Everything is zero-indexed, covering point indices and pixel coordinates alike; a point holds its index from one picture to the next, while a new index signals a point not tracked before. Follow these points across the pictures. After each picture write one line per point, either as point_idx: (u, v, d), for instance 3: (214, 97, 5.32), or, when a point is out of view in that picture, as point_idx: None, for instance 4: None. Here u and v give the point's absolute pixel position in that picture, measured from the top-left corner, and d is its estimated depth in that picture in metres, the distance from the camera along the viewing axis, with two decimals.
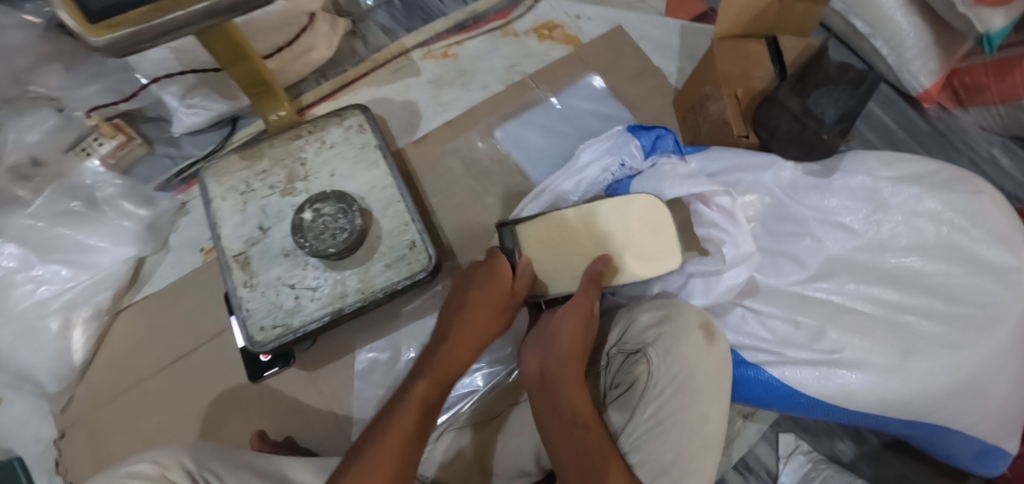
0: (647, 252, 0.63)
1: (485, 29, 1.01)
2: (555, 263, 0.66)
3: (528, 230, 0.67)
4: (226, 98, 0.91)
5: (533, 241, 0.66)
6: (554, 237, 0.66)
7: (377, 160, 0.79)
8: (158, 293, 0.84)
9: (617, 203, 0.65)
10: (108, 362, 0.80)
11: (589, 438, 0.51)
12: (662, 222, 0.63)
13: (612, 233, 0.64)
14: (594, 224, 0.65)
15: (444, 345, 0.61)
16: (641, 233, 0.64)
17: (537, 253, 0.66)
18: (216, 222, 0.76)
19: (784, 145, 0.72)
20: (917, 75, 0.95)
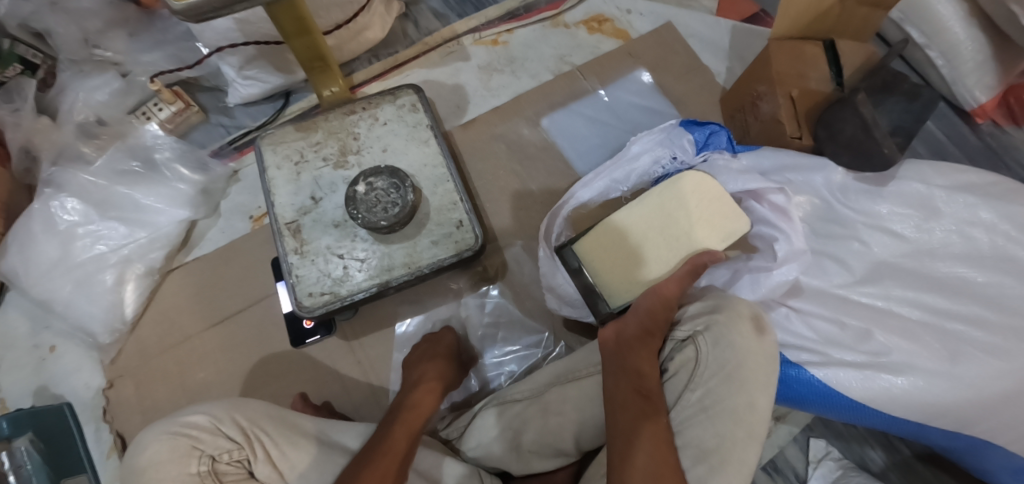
0: (714, 223, 0.63)
1: (536, 18, 1.02)
2: (627, 269, 0.65)
3: (588, 249, 0.68)
4: (283, 72, 0.92)
5: (597, 255, 0.67)
6: (616, 246, 0.66)
7: (428, 138, 0.81)
8: (206, 256, 0.86)
9: (665, 188, 0.65)
10: (158, 317, 0.83)
11: (652, 418, 0.52)
12: (717, 192, 0.64)
13: (675, 215, 0.64)
14: (654, 217, 0.65)
15: (411, 391, 0.65)
16: (701, 204, 0.64)
17: (604, 265, 0.66)
18: (271, 189, 0.78)
19: (840, 148, 0.72)
20: (972, 88, 0.94)
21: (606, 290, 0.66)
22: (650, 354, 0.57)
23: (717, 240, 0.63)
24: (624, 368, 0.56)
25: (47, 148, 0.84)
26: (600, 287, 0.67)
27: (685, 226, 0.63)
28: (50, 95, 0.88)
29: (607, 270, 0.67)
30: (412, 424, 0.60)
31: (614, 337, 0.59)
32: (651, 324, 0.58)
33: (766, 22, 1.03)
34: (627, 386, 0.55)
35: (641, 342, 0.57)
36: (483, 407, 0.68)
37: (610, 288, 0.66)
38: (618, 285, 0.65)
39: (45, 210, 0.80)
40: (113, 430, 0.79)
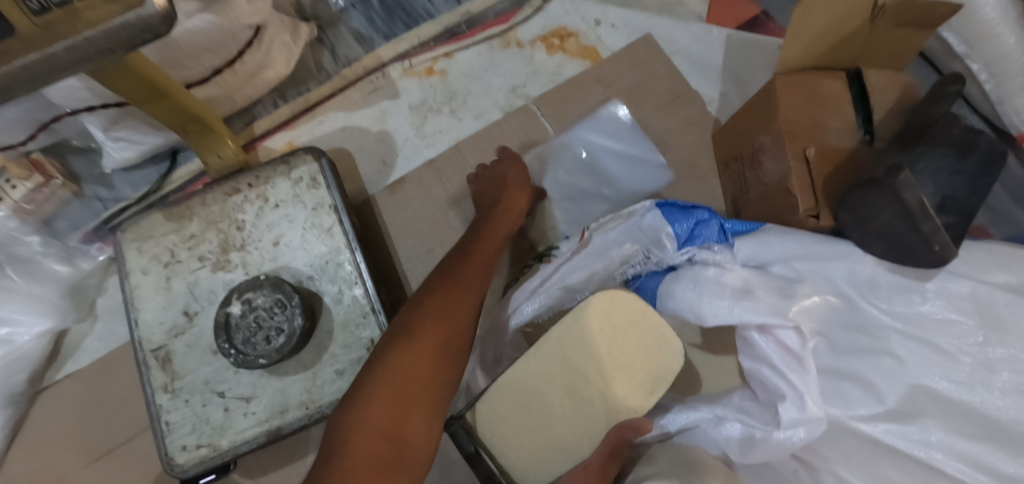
0: (637, 367, 0.49)
1: (482, 37, 0.83)
2: (540, 450, 0.49)
3: (486, 430, 0.50)
4: (160, 130, 0.74)
5: (499, 434, 0.50)
6: (520, 419, 0.50)
7: (332, 225, 0.63)
8: (83, 371, 0.71)
9: (566, 327, 0.50)
10: (28, 451, 0.69)
11: None
12: (633, 320, 0.50)
13: (585, 363, 0.49)
14: (561, 369, 0.50)
15: (428, 298, 0.51)
16: (616, 343, 0.50)
17: (510, 441, 0.50)
18: (134, 303, 0.61)
19: (868, 236, 0.53)
20: (1018, 110, 0.73)
21: (518, 474, 0.50)
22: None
23: (646, 391, 0.49)
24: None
25: None
26: (512, 470, 0.50)
27: (601, 378, 0.49)
28: None
29: (514, 447, 0.50)
30: (468, 285, 0.54)
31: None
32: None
33: (770, 30, 0.81)
34: None
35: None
36: None
37: (522, 470, 0.50)
38: (530, 467, 0.49)
39: None
40: None
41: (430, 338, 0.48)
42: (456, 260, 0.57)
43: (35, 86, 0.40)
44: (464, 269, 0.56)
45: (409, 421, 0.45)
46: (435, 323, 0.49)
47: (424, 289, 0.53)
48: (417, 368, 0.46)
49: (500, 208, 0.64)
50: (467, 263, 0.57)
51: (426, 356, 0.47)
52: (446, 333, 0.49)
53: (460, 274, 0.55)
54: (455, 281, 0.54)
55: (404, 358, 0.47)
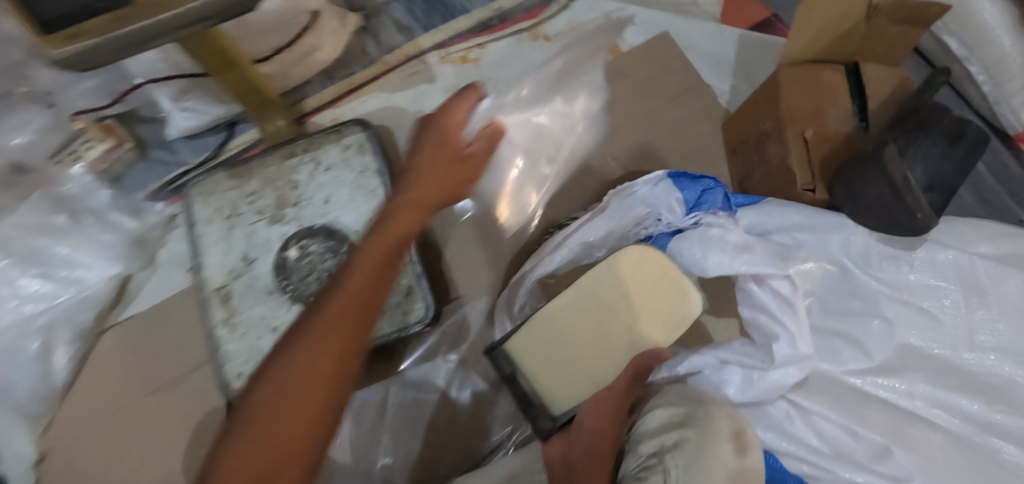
0: (659, 310, 0.56)
1: (512, 30, 0.90)
2: (568, 376, 0.57)
3: (523, 357, 0.59)
4: (222, 102, 0.83)
5: (533, 360, 0.59)
6: (553, 349, 0.58)
7: (377, 187, 0.70)
8: (140, 314, 0.78)
9: (601, 272, 0.58)
10: (90, 385, 0.76)
11: None
12: (657, 270, 0.56)
13: (614, 303, 0.57)
14: (591, 307, 0.58)
15: (342, 277, 0.44)
16: (643, 286, 0.56)
17: (543, 368, 0.58)
18: (199, 248, 0.69)
19: (859, 210, 0.59)
20: (1018, 110, 0.80)
21: (549, 396, 0.58)
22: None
23: (665, 332, 0.55)
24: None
25: None
26: (542, 393, 0.58)
27: (627, 315, 0.56)
28: None
29: (547, 373, 0.58)
30: (359, 306, 0.41)
31: (568, 465, 0.50)
32: (602, 441, 0.50)
33: (778, 30, 0.89)
34: None
35: (590, 465, 0.48)
36: None
37: (552, 393, 0.58)
38: (560, 389, 0.57)
39: None
40: None
41: (314, 368, 0.38)
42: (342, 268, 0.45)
43: (142, 47, 0.50)
44: (360, 260, 0.45)
45: (293, 456, 0.37)
46: (320, 345, 0.39)
47: (308, 310, 0.42)
48: (301, 399, 0.37)
49: (401, 202, 0.50)
50: (355, 270, 0.44)
51: (310, 385, 0.38)
52: (332, 356, 0.39)
53: (345, 283, 0.43)
54: (335, 313, 0.40)
55: (285, 386, 0.38)
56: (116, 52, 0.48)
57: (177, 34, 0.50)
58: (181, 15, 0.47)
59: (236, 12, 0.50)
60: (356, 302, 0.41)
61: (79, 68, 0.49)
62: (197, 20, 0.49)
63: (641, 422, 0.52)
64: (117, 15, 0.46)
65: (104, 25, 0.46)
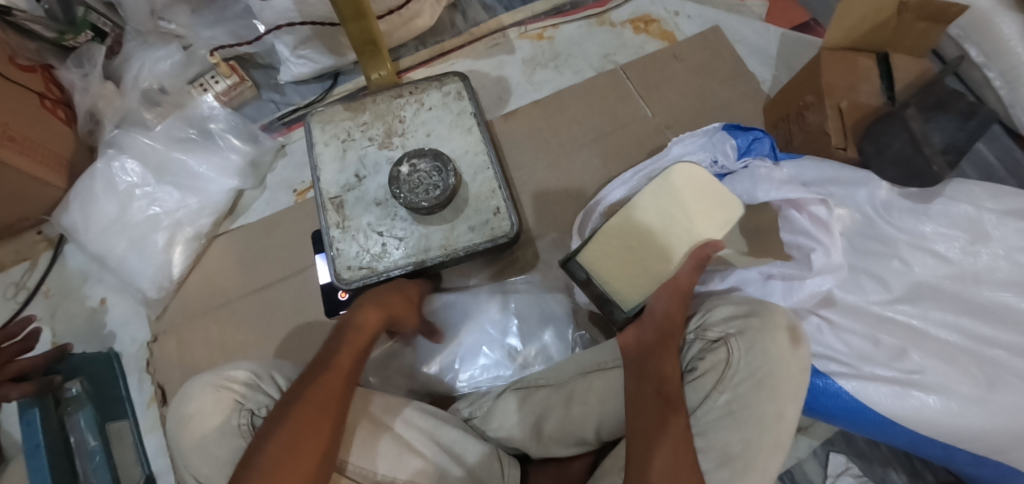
0: (710, 212, 0.67)
1: (583, 15, 1.04)
2: (636, 275, 0.69)
3: (594, 264, 0.70)
4: (334, 53, 0.95)
5: (603, 265, 0.70)
6: (620, 254, 0.69)
7: (472, 126, 0.83)
8: (251, 224, 0.90)
9: (656, 187, 0.69)
10: (203, 280, 0.87)
11: (672, 412, 0.53)
12: (705, 182, 0.68)
13: (673, 212, 0.68)
14: (653, 220, 0.69)
15: (308, 387, 0.54)
16: (696, 195, 0.68)
17: (611, 273, 0.70)
18: (318, 164, 0.81)
19: (885, 164, 0.71)
20: None
21: (619, 296, 0.70)
22: (673, 358, 0.58)
23: (717, 228, 0.67)
24: (645, 370, 0.57)
25: (110, 112, 0.89)
26: (613, 294, 0.70)
27: (686, 219, 0.67)
28: (116, 63, 0.93)
29: (616, 277, 0.70)
30: (341, 377, 0.56)
31: (639, 342, 0.61)
32: (668, 323, 0.60)
33: (816, 32, 1.02)
34: (649, 387, 0.56)
35: (663, 343, 0.59)
36: (504, 390, 0.68)
37: (621, 292, 0.69)
38: (629, 288, 0.69)
39: (107, 170, 0.85)
40: (155, 382, 0.83)
41: (316, 419, 0.52)
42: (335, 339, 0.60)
43: None
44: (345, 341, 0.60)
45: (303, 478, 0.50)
46: (315, 409, 0.53)
47: (310, 371, 0.57)
48: (308, 426, 0.52)
49: (371, 301, 0.64)
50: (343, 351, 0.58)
51: (313, 432, 0.52)
52: (329, 411, 0.53)
53: (337, 363, 0.57)
54: (333, 376, 0.56)
55: (302, 417, 0.52)
56: None
57: None
58: None
59: None
60: (336, 379, 0.56)
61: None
62: None
63: (709, 314, 0.61)
64: None
65: None
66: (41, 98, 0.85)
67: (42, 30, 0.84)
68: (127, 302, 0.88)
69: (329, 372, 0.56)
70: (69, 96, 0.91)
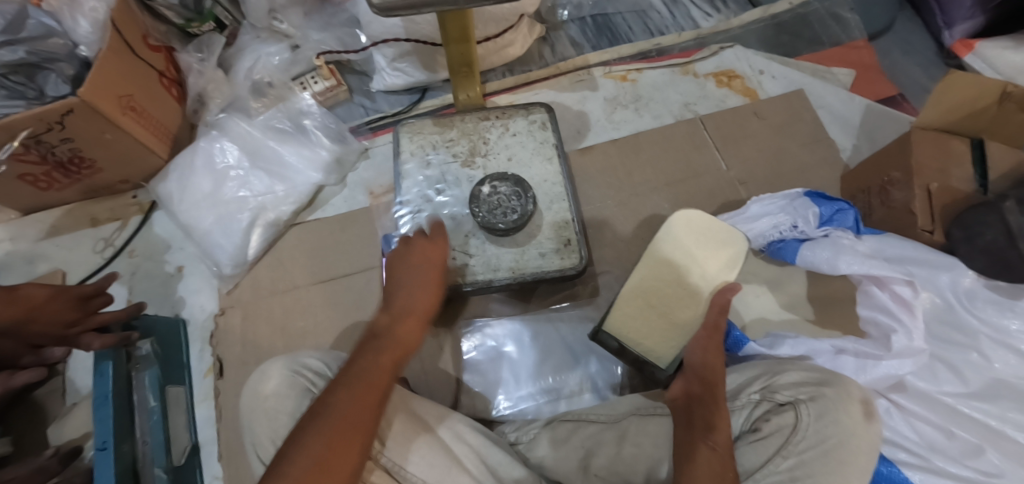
0: (717, 251, 0.75)
1: (667, 63, 1.06)
2: (664, 332, 0.72)
3: (621, 328, 0.74)
4: (427, 70, 1.00)
5: (631, 328, 0.74)
6: (645, 314, 0.74)
7: (552, 156, 0.85)
8: (326, 219, 0.94)
9: (664, 237, 0.76)
10: (273, 264, 0.91)
11: (715, 458, 0.51)
12: (704, 228, 0.76)
13: (681, 267, 0.75)
14: (669, 279, 0.74)
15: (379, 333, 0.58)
16: (700, 247, 0.75)
17: (642, 334, 0.73)
18: (402, 173, 0.84)
19: (973, 253, 0.69)
20: None
21: (655, 354, 0.72)
22: (724, 411, 0.56)
23: (727, 264, 0.74)
24: (692, 419, 0.56)
25: (217, 97, 0.97)
26: (648, 354, 0.72)
27: (698, 266, 0.74)
28: (229, 53, 1.01)
29: (646, 337, 0.73)
30: (375, 393, 0.52)
31: (686, 394, 0.60)
32: (711, 374, 0.59)
33: (902, 107, 1.02)
34: (697, 432, 0.54)
35: (710, 394, 0.57)
36: (553, 420, 0.69)
37: (652, 351, 0.72)
38: (661, 345, 0.72)
39: (208, 149, 0.91)
40: (215, 353, 0.86)
41: (346, 439, 0.48)
42: (368, 350, 0.55)
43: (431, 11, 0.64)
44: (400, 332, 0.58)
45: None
46: (347, 430, 0.48)
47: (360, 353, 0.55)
48: (376, 365, 0.54)
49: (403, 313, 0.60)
50: (378, 371, 0.53)
51: (342, 452, 0.47)
52: (361, 434, 0.49)
53: (370, 381, 0.52)
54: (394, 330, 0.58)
55: (334, 437, 0.48)
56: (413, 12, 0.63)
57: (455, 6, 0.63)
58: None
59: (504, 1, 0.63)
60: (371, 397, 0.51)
61: (382, 15, 0.63)
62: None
63: (777, 377, 0.60)
64: None
65: None
66: (161, 76, 0.92)
67: (174, 17, 0.92)
68: (201, 273, 0.92)
69: (365, 386, 0.51)
70: (183, 77, 0.98)
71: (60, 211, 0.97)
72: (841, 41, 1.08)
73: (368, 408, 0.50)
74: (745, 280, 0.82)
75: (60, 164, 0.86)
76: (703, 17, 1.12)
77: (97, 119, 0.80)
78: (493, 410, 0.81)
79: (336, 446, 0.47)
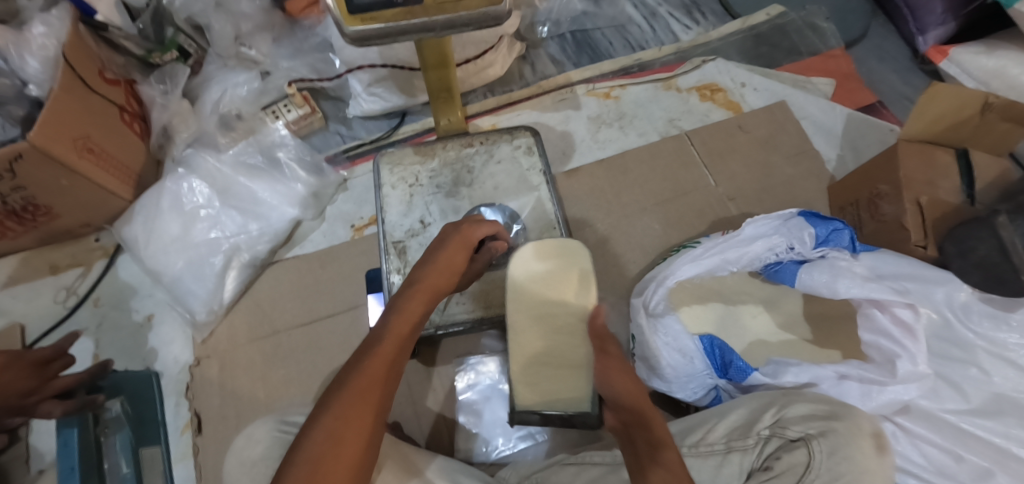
0: (568, 278, 0.69)
1: (649, 78, 1.04)
2: (573, 383, 0.65)
3: (529, 396, 0.65)
4: (405, 94, 0.96)
5: (540, 392, 0.65)
6: (543, 372, 0.66)
7: (540, 183, 0.82)
8: (306, 255, 0.90)
9: (515, 284, 0.69)
10: (252, 306, 0.87)
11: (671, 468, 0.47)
12: (545, 257, 0.70)
13: (545, 308, 0.68)
14: (544, 326, 0.67)
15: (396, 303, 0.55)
16: (553, 281, 0.69)
17: (552, 393, 0.65)
18: (383, 206, 0.81)
19: (967, 267, 0.67)
20: None
21: (575, 405, 0.64)
22: (660, 424, 0.54)
23: (582, 285, 0.69)
24: (635, 443, 0.53)
25: (185, 132, 0.91)
26: (571, 408, 0.64)
27: (561, 301, 0.68)
28: (194, 84, 0.97)
29: (557, 395, 0.65)
30: (385, 365, 0.48)
31: (622, 423, 0.58)
32: (632, 398, 0.58)
33: (883, 115, 1.02)
34: (647, 452, 0.51)
35: (641, 415, 0.56)
36: (558, 463, 0.66)
37: (569, 401, 0.65)
38: (572, 392, 0.65)
39: (175, 189, 0.87)
40: (191, 408, 0.81)
41: (359, 412, 0.44)
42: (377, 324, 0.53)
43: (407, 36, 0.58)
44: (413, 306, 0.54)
45: None
46: (360, 402, 0.45)
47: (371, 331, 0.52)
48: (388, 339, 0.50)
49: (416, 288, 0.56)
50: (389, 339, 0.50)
51: (355, 426, 0.44)
52: (373, 404, 0.46)
53: (378, 350, 0.49)
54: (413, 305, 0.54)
55: (347, 412, 0.44)
56: (389, 37, 0.56)
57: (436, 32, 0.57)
58: (452, 21, 0.55)
59: (488, 26, 0.57)
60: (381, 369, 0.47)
61: (355, 45, 0.57)
62: (459, 24, 0.56)
63: (786, 410, 0.58)
64: (404, 10, 0.55)
65: (394, 16, 0.54)
66: (121, 111, 0.87)
67: (133, 47, 0.89)
68: (174, 319, 0.87)
69: (374, 356, 0.48)
70: (146, 111, 0.93)
71: (17, 260, 0.91)
72: (819, 51, 1.08)
73: (384, 391, 0.47)
74: (741, 301, 0.80)
75: (13, 212, 0.80)
76: (682, 30, 1.11)
77: (50, 164, 0.74)
78: (493, 452, 0.78)
79: (353, 431, 0.43)
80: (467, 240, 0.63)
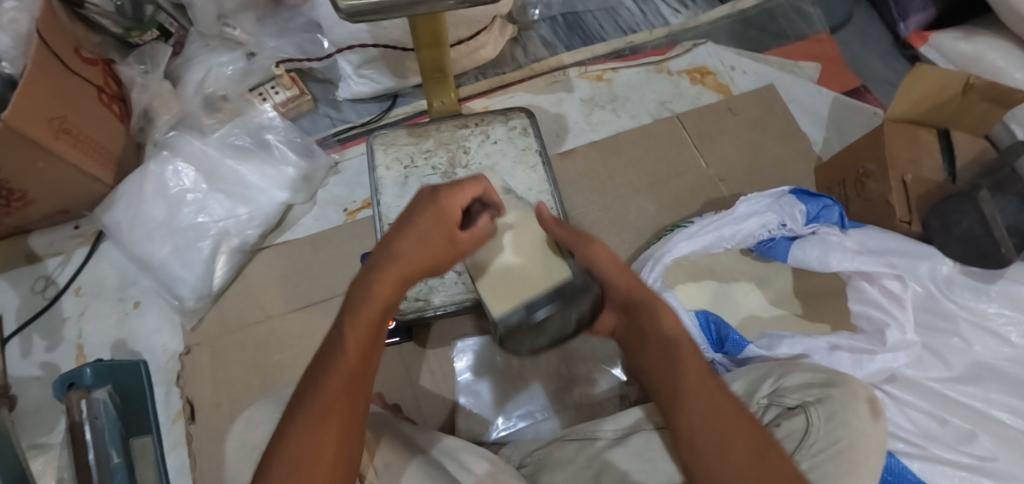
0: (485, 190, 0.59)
1: (641, 61, 1.05)
2: (542, 270, 0.52)
3: (500, 303, 0.52)
4: (395, 76, 0.95)
5: (511, 291, 0.52)
6: (502, 273, 0.52)
7: (536, 164, 0.83)
8: (299, 239, 0.89)
9: None
10: (242, 293, 0.85)
11: (694, 367, 0.52)
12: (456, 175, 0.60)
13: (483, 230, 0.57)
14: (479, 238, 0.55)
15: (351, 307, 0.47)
16: None
17: (524, 287, 0.52)
18: (378, 188, 0.80)
19: (950, 241, 0.74)
20: None
21: (559, 279, 0.52)
22: (663, 308, 0.56)
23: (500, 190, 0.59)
24: (645, 334, 0.55)
25: (167, 113, 0.89)
26: (555, 285, 0.51)
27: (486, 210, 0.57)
28: (176, 64, 0.94)
29: (531, 286, 0.52)
30: (342, 390, 0.44)
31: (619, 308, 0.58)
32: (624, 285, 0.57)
33: (867, 99, 1.05)
34: (665, 350, 0.54)
35: (640, 300, 0.56)
36: (561, 438, 0.67)
37: (549, 279, 0.52)
38: (547, 273, 0.52)
39: (159, 173, 0.84)
40: (183, 396, 0.80)
41: (320, 447, 0.42)
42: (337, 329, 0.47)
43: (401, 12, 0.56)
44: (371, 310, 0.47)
45: None
46: (320, 437, 0.42)
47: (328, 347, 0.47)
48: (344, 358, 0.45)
49: (376, 280, 0.47)
50: (348, 350, 0.46)
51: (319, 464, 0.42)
52: (332, 438, 0.43)
53: (336, 364, 0.45)
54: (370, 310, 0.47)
55: (304, 449, 0.42)
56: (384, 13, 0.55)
57: (430, 7, 0.56)
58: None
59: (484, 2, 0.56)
60: (341, 391, 0.44)
61: (350, 21, 0.55)
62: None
63: (783, 381, 0.60)
64: None
65: None
66: (99, 92, 0.84)
67: (110, 25, 0.84)
68: (161, 306, 0.85)
69: (330, 380, 0.44)
70: (125, 92, 0.90)
71: None
72: (806, 35, 1.10)
73: (344, 419, 0.44)
74: (734, 279, 0.82)
75: None
76: (672, 13, 1.11)
77: (26, 147, 0.72)
78: (492, 432, 0.78)
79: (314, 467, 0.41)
80: (451, 214, 0.49)
